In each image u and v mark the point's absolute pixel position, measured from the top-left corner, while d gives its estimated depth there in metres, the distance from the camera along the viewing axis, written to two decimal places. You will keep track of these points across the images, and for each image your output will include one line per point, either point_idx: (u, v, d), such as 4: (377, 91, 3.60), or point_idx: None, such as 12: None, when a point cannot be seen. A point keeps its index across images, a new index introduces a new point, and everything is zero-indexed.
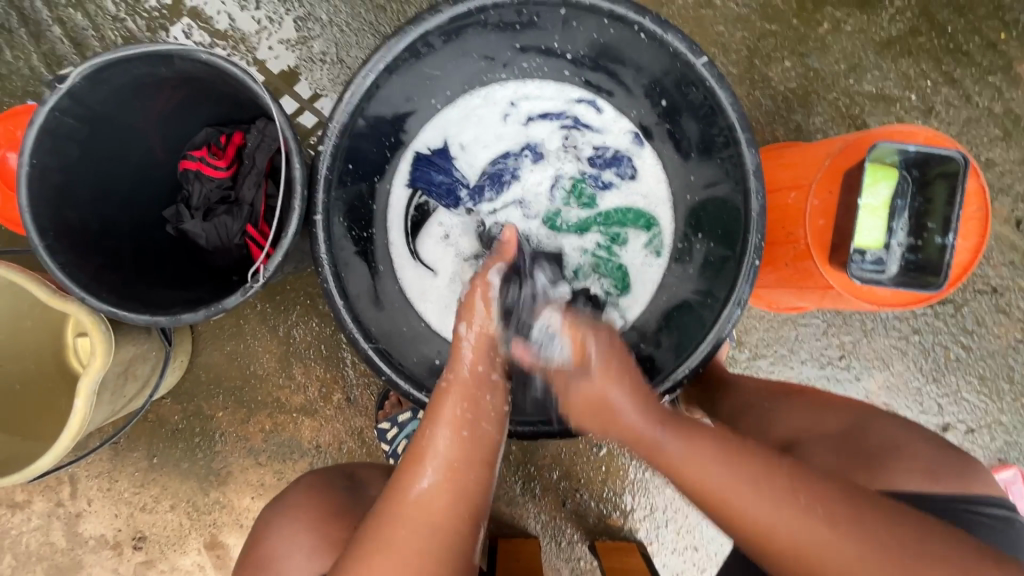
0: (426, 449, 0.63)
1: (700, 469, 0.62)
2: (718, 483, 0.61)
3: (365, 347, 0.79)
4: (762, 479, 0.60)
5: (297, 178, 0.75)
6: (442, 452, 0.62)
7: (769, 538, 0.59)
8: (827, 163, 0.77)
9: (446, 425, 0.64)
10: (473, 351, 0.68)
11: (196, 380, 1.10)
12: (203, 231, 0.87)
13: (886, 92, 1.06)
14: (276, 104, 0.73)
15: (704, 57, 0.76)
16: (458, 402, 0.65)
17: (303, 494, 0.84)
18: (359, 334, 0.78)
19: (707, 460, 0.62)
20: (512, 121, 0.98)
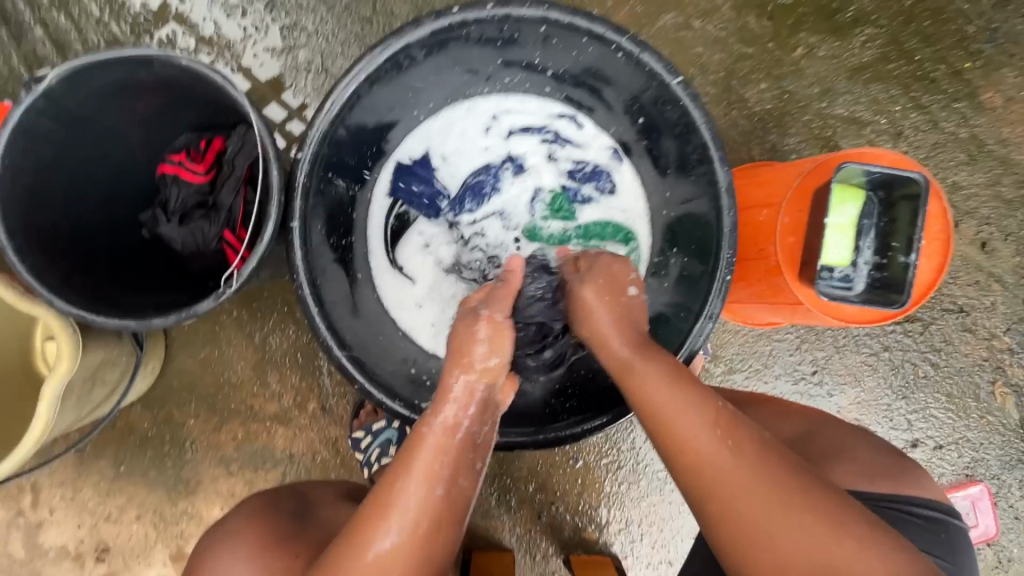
0: (392, 502, 0.62)
1: (649, 380, 0.68)
2: (660, 398, 0.66)
3: (340, 356, 0.78)
4: (705, 413, 0.64)
5: (275, 184, 0.75)
6: (410, 511, 0.62)
7: (693, 456, 0.63)
8: (797, 183, 0.79)
9: (419, 476, 0.64)
10: (458, 402, 0.68)
11: (168, 387, 1.08)
12: (179, 235, 0.86)
13: (857, 116, 1.09)
14: (255, 111, 0.73)
15: (679, 77, 0.78)
16: (433, 457, 0.65)
17: (248, 518, 0.82)
18: (333, 342, 0.78)
19: (658, 378, 0.67)
20: (494, 134, 0.99)
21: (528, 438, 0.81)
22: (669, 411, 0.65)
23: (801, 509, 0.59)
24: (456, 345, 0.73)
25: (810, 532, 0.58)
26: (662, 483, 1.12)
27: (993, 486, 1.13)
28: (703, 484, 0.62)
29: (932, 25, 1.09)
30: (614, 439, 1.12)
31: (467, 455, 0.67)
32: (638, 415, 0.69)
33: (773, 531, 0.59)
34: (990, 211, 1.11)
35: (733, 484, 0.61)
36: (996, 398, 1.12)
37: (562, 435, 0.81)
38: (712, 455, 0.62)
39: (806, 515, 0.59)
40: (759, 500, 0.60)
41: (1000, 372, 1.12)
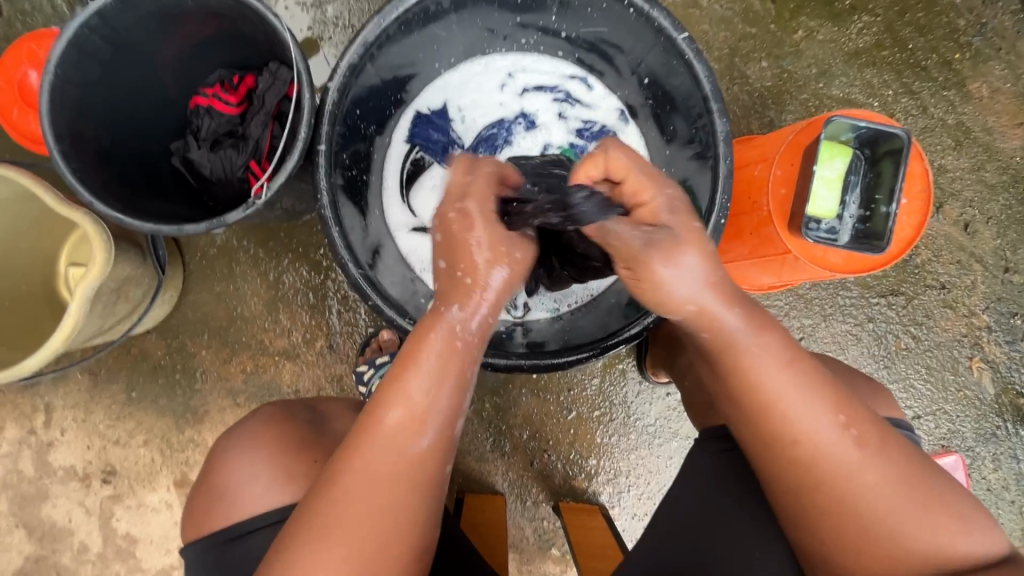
0: (411, 398, 0.58)
1: (759, 371, 0.60)
2: (776, 387, 0.59)
3: (356, 274, 0.83)
4: (824, 399, 0.59)
5: (306, 107, 0.80)
6: (434, 407, 0.59)
7: (808, 445, 0.59)
8: (789, 139, 0.84)
9: (433, 372, 0.59)
10: (462, 307, 0.61)
11: (183, 318, 1.13)
12: (208, 161, 0.92)
13: (852, 98, 1.16)
14: (292, 39, 0.79)
15: (685, 33, 0.84)
16: (445, 357, 0.59)
17: (266, 423, 0.80)
18: (348, 259, 0.83)
19: (771, 363, 0.59)
20: (509, 91, 1.05)
21: (526, 361, 0.85)
22: (782, 406, 0.59)
23: (912, 495, 0.58)
24: (450, 237, 0.63)
25: (924, 522, 0.58)
26: (651, 438, 1.17)
27: (968, 458, 1.17)
28: (816, 473, 0.59)
29: (925, 16, 1.16)
30: (607, 393, 1.16)
31: (478, 360, 0.62)
32: (736, 393, 0.61)
33: (878, 523, 0.58)
34: (973, 193, 1.17)
35: (835, 476, 0.59)
36: (973, 373, 1.17)
37: (560, 361, 0.86)
38: (819, 448, 0.59)
39: (914, 508, 0.58)
40: (868, 495, 0.58)
41: (978, 348, 1.17)
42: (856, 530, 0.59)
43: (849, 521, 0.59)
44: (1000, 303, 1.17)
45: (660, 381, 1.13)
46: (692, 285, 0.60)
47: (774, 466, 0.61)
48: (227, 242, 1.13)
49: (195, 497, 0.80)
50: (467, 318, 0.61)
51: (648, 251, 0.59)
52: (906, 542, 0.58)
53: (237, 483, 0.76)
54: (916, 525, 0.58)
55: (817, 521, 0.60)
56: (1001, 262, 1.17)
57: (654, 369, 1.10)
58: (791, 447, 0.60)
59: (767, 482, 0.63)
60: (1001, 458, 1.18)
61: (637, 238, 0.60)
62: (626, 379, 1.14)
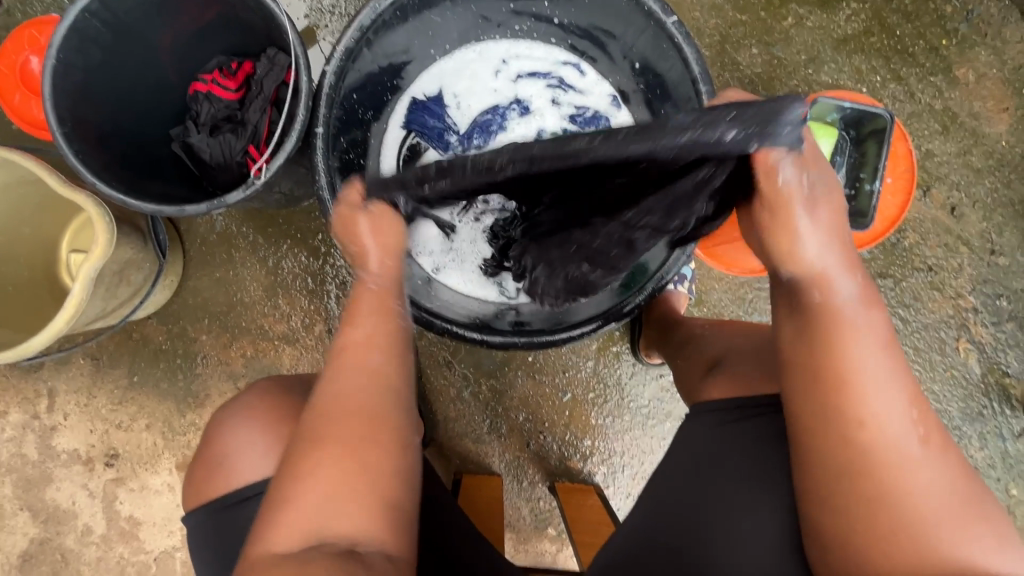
0: (352, 337, 0.65)
1: (854, 341, 0.58)
2: (865, 363, 0.58)
3: None
4: (905, 388, 0.58)
5: (304, 89, 0.82)
6: (370, 335, 0.66)
7: (875, 427, 0.57)
8: None
9: (362, 315, 0.67)
10: (368, 261, 0.70)
11: (184, 303, 1.15)
12: (208, 145, 0.93)
13: (840, 84, 1.18)
14: (290, 23, 0.81)
15: (674, 17, 0.86)
16: (367, 302, 0.68)
17: (261, 396, 0.82)
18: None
19: (867, 338, 0.58)
20: (503, 78, 1.06)
21: (522, 337, 0.88)
22: (864, 380, 0.58)
23: (968, 509, 0.56)
24: (350, 228, 0.71)
25: (975, 533, 0.55)
26: (645, 419, 1.19)
27: (954, 436, 1.20)
28: (880, 461, 0.57)
29: (912, 3, 1.18)
30: (601, 375, 1.18)
31: (398, 293, 0.71)
32: (813, 360, 0.60)
33: (932, 527, 0.55)
34: (960, 177, 1.19)
35: (893, 466, 0.56)
36: (960, 354, 1.20)
37: (554, 338, 0.88)
38: (889, 433, 0.57)
39: (963, 517, 0.55)
40: (924, 496, 0.56)
41: (964, 329, 1.20)
42: (908, 531, 0.55)
43: (900, 519, 0.55)
44: (986, 285, 1.19)
45: (653, 362, 1.15)
46: (814, 242, 0.60)
47: (835, 444, 0.58)
48: (227, 228, 1.14)
49: (197, 465, 0.81)
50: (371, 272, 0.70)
51: (796, 201, 0.59)
52: (954, 552, 0.54)
53: (233, 452, 0.78)
54: (966, 535, 0.55)
55: (867, 513, 0.57)
56: (987, 244, 1.19)
57: (648, 350, 1.12)
58: (857, 427, 0.58)
59: (815, 462, 0.60)
60: (987, 436, 1.20)
61: (796, 184, 0.59)
62: (620, 360, 1.17)
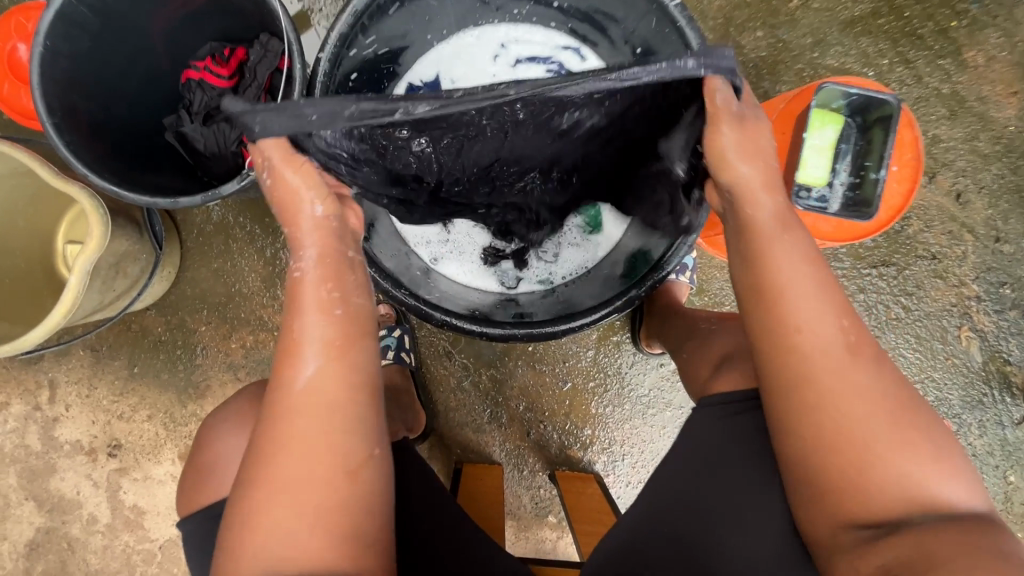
0: (299, 345, 0.62)
1: (780, 254, 0.62)
2: (790, 273, 0.61)
3: None
4: (832, 301, 0.61)
5: (297, 78, 0.82)
6: (316, 337, 0.62)
7: (806, 335, 0.60)
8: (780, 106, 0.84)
9: (308, 312, 0.62)
10: (308, 235, 0.64)
11: (182, 295, 1.14)
12: (202, 135, 0.91)
13: (847, 67, 1.15)
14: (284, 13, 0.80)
15: (676, 1, 0.83)
16: (314, 289, 0.63)
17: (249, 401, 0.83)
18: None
19: (792, 251, 0.62)
20: (502, 62, 1.04)
21: (522, 330, 0.86)
22: (794, 291, 0.61)
23: (898, 419, 0.58)
24: (282, 191, 0.64)
25: (902, 442, 0.58)
26: (645, 409, 1.19)
27: (954, 424, 1.20)
28: (814, 370, 0.59)
29: None
30: (602, 364, 1.18)
31: (351, 266, 0.66)
32: (749, 274, 0.64)
33: (859, 432, 0.58)
34: (966, 164, 1.17)
35: (826, 374, 0.59)
36: (962, 342, 1.19)
37: (555, 330, 0.87)
38: (819, 343, 0.60)
39: (893, 427, 0.58)
40: (854, 407, 0.58)
41: (967, 317, 1.19)
42: (842, 434, 0.58)
43: (836, 426, 0.58)
44: (990, 273, 1.18)
45: (654, 352, 1.14)
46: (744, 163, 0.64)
47: (771, 357, 0.62)
48: (223, 219, 1.13)
49: (189, 472, 0.82)
50: (313, 247, 0.64)
51: (729, 118, 0.64)
52: (879, 458, 0.57)
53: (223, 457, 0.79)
54: (896, 443, 0.57)
55: (803, 424, 0.60)
56: (992, 232, 1.18)
57: (649, 340, 1.12)
58: (790, 338, 0.60)
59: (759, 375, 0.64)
60: (987, 424, 1.20)
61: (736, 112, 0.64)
62: (621, 350, 1.16)
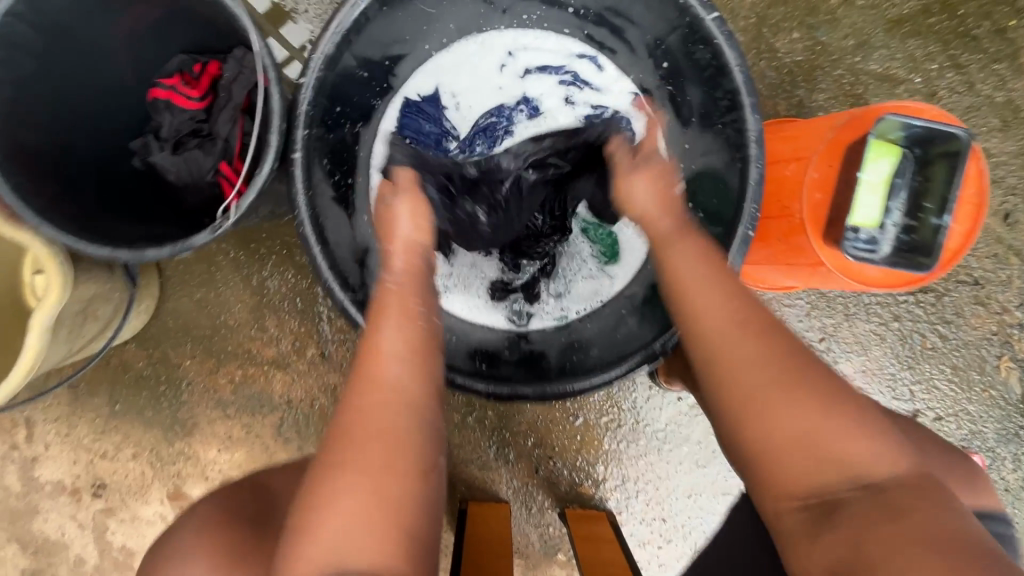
0: (380, 343, 0.61)
1: (678, 264, 0.67)
2: (689, 277, 0.66)
3: (342, 298, 0.74)
4: (731, 295, 0.63)
5: (275, 109, 0.67)
6: (398, 342, 0.61)
7: (709, 332, 0.62)
8: (829, 136, 0.74)
9: (390, 317, 0.63)
10: (400, 253, 0.70)
11: (163, 327, 1.06)
12: (173, 165, 0.81)
13: (890, 73, 1.04)
14: (255, 28, 0.66)
15: (714, 13, 0.70)
16: (405, 297, 0.66)
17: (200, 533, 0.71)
18: (333, 282, 0.74)
19: (684, 257, 0.67)
20: (509, 73, 0.92)
21: (533, 389, 0.77)
22: (692, 294, 0.64)
23: (818, 397, 0.56)
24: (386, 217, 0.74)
25: (819, 419, 0.56)
26: (661, 443, 1.12)
27: (988, 458, 1.13)
28: (721, 363, 0.60)
29: None
30: (615, 398, 1.11)
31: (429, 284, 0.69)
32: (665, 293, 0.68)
33: (779, 416, 0.56)
34: (1018, 180, 1.07)
35: (732, 362, 0.59)
36: (1001, 372, 1.11)
37: (571, 389, 0.78)
38: (718, 335, 0.61)
39: (817, 408, 0.56)
40: (771, 392, 0.57)
41: (1008, 347, 1.11)
42: (763, 423, 0.57)
43: (765, 420, 0.57)
44: None
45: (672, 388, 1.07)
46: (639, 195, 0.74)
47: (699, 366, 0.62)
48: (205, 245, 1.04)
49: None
50: (403, 264, 0.69)
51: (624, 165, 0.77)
52: (808, 434, 0.55)
53: None
54: (819, 419, 0.56)
55: (738, 425, 0.59)
56: None
57: (668, 377, 1.04)
58: (695, 340, 0.63)
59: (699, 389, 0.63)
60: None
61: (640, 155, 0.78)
62: (636, 383, 1.09)
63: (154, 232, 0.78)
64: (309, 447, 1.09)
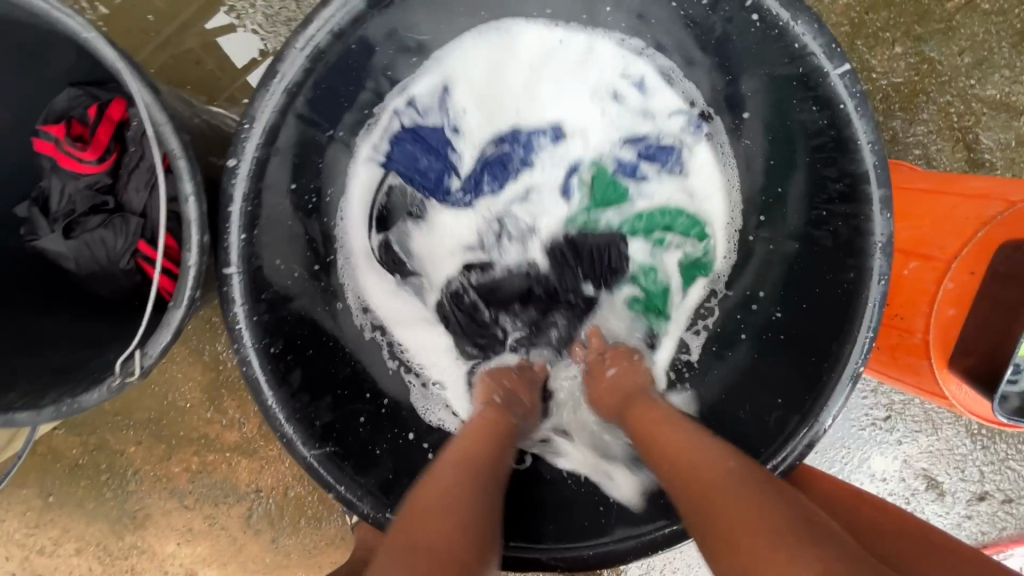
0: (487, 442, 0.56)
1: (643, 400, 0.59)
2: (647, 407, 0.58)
3: (308, 456, 0.55)
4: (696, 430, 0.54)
5: (195, 215, 0.46)
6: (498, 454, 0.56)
7: (665, 452, 0.52)
8: (979, 234, 0.54)
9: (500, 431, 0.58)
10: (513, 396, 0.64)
11: (98, 410, 0.87)
12: (70, 251, 0.59)
13: (1013, 100, 0.81)
14: (140, 84, 0.43)
15: (845, 65, 0.49)
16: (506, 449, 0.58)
17: None
18: (298, 438, 0.54)
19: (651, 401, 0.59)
20: (523, 98, 0.68)
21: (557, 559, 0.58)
22: (644, 417, 0.57)
23: (785, 528, 0.40)
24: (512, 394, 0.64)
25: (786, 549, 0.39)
26: None
27: None
28: (682, 467, 0.50)
29: None
30: None
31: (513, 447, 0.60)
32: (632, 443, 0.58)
33: (738, 536, 0.41)
34: None
35: (691, 465, 0.49)
36: None
37: (611, 554, 0.58)
38: (675, 444, 0.52)
39: (786, 526, 0.41)
40: (727, 497, 0.44)
41: None
42: (723, 535, 0.43)
43: (724, 531, 0.43)
44: None
45: None
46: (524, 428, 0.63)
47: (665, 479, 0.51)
48: None
49: None
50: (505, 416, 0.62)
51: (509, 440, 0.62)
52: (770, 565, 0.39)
53: None
54: (784, 546, 0.39)
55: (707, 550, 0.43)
56: None
57: None
58: (656, 451, 0.53)
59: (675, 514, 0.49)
60: None
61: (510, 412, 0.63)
62: None
63: (44, 347, 0.57)
64: (283, 540, 0.93)
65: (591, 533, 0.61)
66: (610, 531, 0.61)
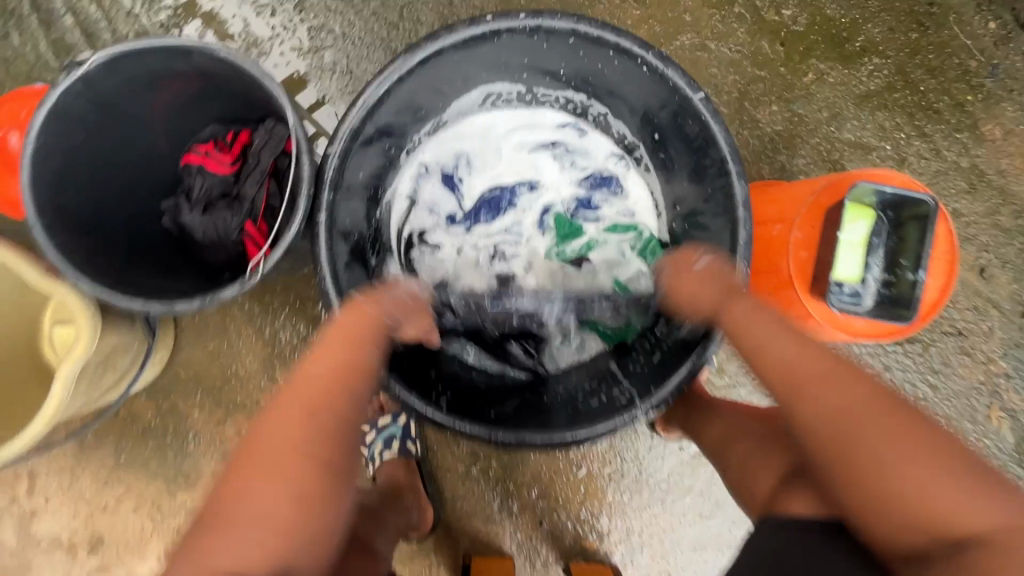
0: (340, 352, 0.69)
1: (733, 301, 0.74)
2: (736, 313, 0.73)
3: None
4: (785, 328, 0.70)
5: (305, 175, 0.78)
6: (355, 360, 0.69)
7: (770, 350, 0.68)
8: (810, 200, 0.81)
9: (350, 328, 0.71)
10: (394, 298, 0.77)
11: (174, 378, 1.08)
12: (201, 225, 0.87)
13: (864, 141, 1.13)
14: (287, 103, 0.76)
15: (700, 93, 0.79)
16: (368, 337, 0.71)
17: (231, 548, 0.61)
18: None
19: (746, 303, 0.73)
20: (507, 154, 1.00)
21: (540, 438, 0.76)
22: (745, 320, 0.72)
23: (889, 416, 0.59)
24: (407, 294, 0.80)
25: (896, 436, 0.58)
26: (664, 495, 1.12)
27: None
28: (784, 368, 0.66)
29: (936, 58, 1.13)
30: (618, 448, 1.12)
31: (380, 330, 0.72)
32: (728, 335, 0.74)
33: (847, 421, 0.60)
34: (990, 238, 1.13)
35: (803, 369, 0.65)
36: (992, 422, 1.13)
37: (582, 435, 0.77)
38: (773, 347, 0.68)
39: (888, 421, 0.59)
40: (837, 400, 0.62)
41: (996, 396, 1.13)
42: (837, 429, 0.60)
43: (835, 421, 0.61)
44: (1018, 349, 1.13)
45: (670, 437, 1.08)
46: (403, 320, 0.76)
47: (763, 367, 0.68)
48: None
49: None
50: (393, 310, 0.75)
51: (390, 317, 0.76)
52: (880, 453, 0.58)
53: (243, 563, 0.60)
54: (896, 440, 0.58)
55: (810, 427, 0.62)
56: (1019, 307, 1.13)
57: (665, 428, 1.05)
58: (765, 350, 0.69)
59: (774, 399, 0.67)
60: None
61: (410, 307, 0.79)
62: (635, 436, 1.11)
63: None
64: None
65: (566, 424, 0.81)
66: (582, 422, 0.81)
